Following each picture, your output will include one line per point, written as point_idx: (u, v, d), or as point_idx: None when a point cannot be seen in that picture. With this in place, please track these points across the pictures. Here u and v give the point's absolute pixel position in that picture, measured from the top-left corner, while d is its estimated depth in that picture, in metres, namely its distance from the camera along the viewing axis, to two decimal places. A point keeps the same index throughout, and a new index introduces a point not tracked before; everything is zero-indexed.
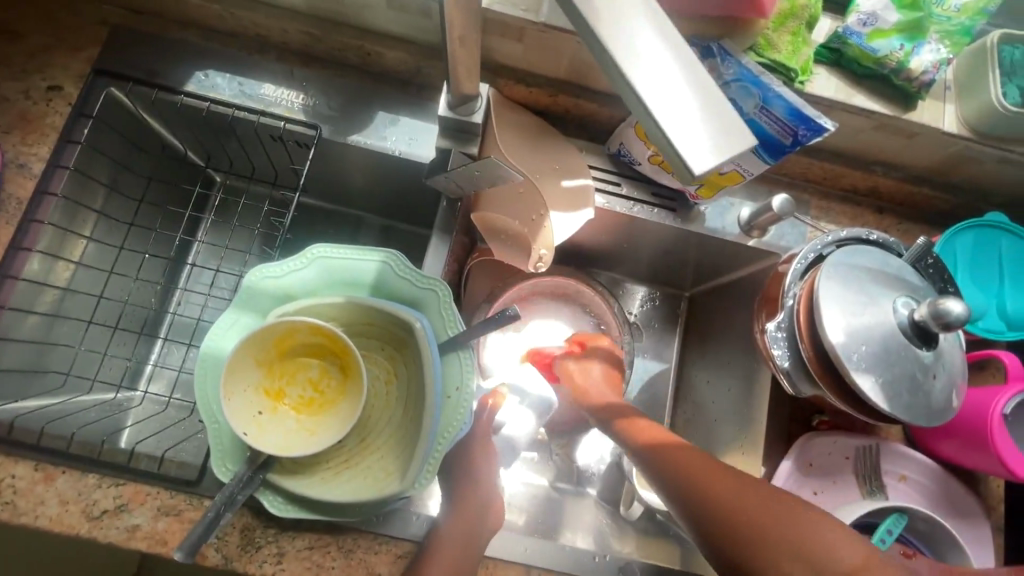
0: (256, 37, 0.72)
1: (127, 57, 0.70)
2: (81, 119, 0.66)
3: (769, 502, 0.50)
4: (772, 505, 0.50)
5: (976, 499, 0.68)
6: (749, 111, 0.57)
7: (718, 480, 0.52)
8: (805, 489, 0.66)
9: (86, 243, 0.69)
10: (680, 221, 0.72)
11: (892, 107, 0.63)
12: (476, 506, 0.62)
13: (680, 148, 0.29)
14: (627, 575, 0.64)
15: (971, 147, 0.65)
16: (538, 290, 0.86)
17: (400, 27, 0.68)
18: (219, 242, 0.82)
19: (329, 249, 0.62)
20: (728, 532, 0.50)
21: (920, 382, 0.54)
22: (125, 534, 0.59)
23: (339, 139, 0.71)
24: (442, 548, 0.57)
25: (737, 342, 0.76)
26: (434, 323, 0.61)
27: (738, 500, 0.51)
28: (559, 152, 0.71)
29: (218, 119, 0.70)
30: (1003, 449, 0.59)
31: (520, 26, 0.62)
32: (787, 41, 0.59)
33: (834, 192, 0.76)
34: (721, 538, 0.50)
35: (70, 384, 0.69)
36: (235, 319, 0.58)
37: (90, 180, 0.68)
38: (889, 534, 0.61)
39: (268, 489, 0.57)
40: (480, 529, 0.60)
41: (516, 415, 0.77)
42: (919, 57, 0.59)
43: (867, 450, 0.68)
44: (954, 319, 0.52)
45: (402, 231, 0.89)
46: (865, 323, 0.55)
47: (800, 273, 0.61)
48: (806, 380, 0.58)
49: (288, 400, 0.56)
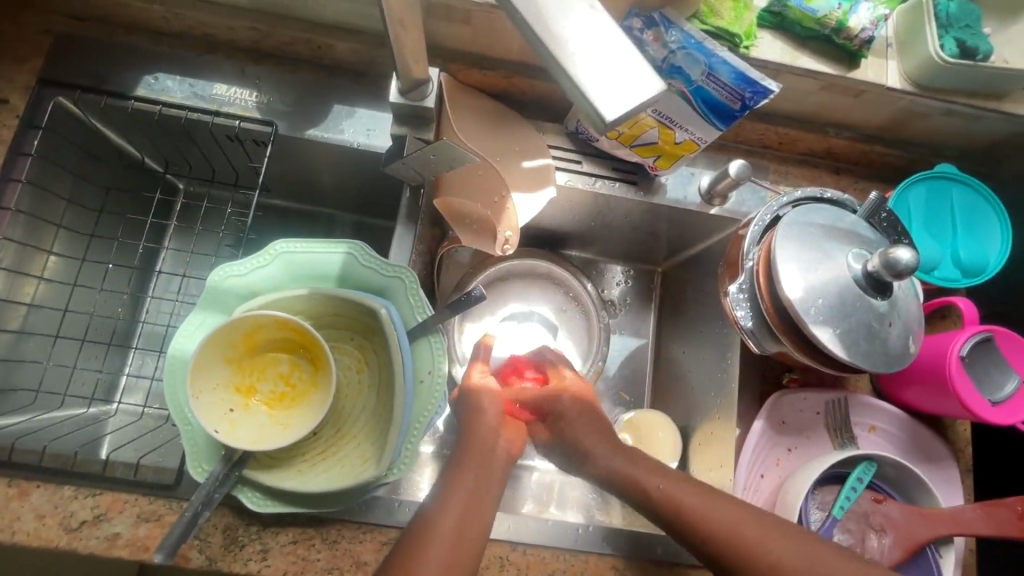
0: (205, 36, 0.72)
1: (73, 64, 0.69)
2: (31, 130, 0.65)
3: (737, 512, 0.53)
4: (745, 516, 0.53)
5: (941, 442, 0.70)
6: (696, 79, 0.58)
7: (689, 500, 0.54)
8: (779, 448, 0.69)
9: (49, 258, 0.68)
10: (643, 194, 0.73)
11: (836, 66, 0.64)
12: (487, 435, 0.58)
13: (592, 97, 0.29)
14: (611, 543, 0.65)
15: (915, 101, 0.67)
16: (511, 275, 0.87)
17: (348, 17, 0.68)
18: (185, 248, 0.82)
19: (292, 244, 0.62)
20: (715, 545, 0.52)
21: (876, 331, 0.56)
22: (106, 543, 0.58)
23: (296, 135, 0.71)
24: (434, 537, 0.49)
25: (706, 309, 0.77)
26: (402, 309, 0.62)
27: (717, 517, 0.53)
28: (518, 132, 0.71)
29: (173, 122, 0.70)
30: (961, 389, 0.61)
31: (465, 9, 0.62)
32: (729, 7, 0.61)
33: (791, 156, 0.78)
34: (706, 554, 0.53)
35: (41, 401, 0.68)
36: (202, 320, 0.58)
37: (50, 195, 0.68)
38: (860, 481, 0.63)
39: (246, 486, 0.57)
40: (493, 463, 0.56)
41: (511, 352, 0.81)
42: (856, 16, 0.61)
43: (836, 404, 0.70)
44: (904, 267, 0.53)
45: (371, 226, 0.89)
46: (821, 278, 0.56)
47: (758, 236, 0.62)
48: (769, 338, 0.59)
49: (259, 396, 0.57)
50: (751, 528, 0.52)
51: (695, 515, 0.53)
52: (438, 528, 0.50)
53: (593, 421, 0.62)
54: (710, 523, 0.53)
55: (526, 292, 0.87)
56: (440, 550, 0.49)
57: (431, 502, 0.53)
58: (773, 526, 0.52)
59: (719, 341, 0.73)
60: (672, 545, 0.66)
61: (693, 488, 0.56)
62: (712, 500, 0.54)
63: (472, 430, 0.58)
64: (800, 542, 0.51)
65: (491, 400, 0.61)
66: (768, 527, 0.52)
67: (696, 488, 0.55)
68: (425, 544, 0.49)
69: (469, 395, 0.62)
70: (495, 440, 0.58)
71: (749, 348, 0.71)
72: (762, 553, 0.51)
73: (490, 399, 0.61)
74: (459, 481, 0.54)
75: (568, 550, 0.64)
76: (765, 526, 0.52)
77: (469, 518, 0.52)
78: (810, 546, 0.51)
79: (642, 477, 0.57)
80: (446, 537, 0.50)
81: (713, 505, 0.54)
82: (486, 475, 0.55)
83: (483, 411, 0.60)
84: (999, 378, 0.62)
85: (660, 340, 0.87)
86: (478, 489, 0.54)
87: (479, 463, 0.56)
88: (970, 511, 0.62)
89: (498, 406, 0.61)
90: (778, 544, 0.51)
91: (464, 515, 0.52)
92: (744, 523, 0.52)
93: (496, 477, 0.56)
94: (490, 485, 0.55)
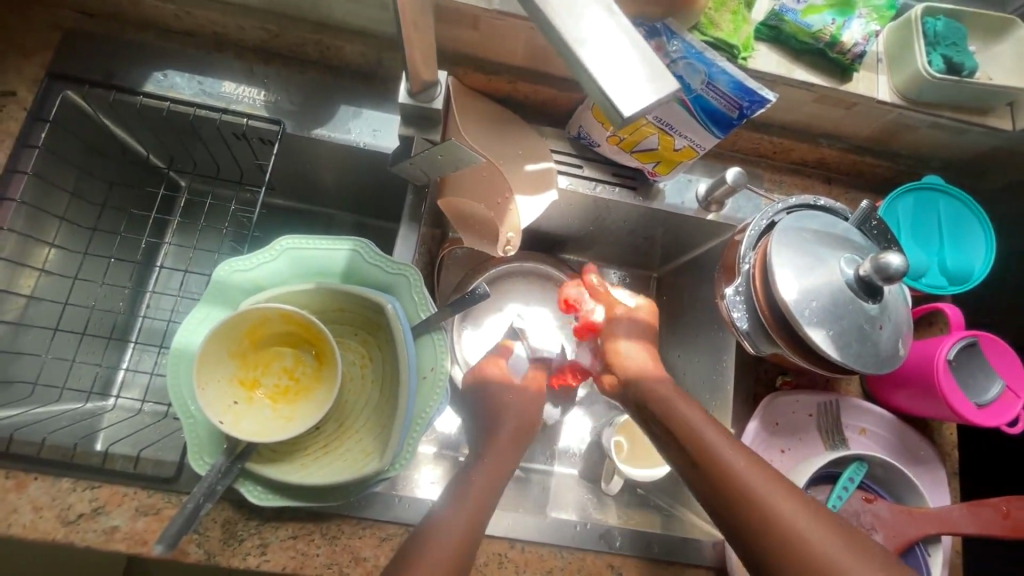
0: (214, 35, 0.73)
1: (83, 61, 0.69)
2: (38, 123, 0.66)
3: (775, 485, 0.51)
4: (785, 493, 0.50)
5: (929, 445, 0.72)
6: (696, 87, 0.59)
7: (735, 462, 0.53)
8: (772, 449, 0.70)
9: (50, 250, 0.68)
10: (641, 199, 0.75)
11: (829, 79, 0.67)
12: (506, 448, 0.61)
13: (608, 92, 0.31)
14: (608, 540, 0.66)
15: (903, 114, 0.69)
16: (510, 276, 0.88)
17: (358, 20, 0.70)
18: (187, 244, 0.82)
19: (297, 241, 0.62)
20: (742, 515, 0.50)
21: (868, 333, 0.58)
22: (103, 536, 0.58)
23: (303, 134, 0.72)
24: (432, 538, 0.50)
25: (701, 312, 0.79)
26: (407, 306, 0.62)
27: (768, 497, 0.50)
28: (521, 137, 0.73)
29: (180, 118, 0.70)
30: (949, 394, 0.63)
31: (474, 14, 0.64)
32: (728, 20, 0.63)
33: (785, 166, 0.80)
34: (732, 514, 0.51)
35: (38, 394, 0.67)
36: (204, 314, 0.58)
37: (53, 187, 0.68)
38: (851, 481, 0.65)
39: (248, 480, 0.57)
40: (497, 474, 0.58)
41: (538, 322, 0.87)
42: (849, 31, 0.63)
43: (828, 406, 0.71)
44: (894, 272, 0.55)
45: (373, 226, 0.90)
46: (815, 282, 0.58)
47: (753, 240, 0.64)
48: (764, 339, 0.61)
49: (263, 389, 0.57)
50: (804, 516, 0.48)
51: (739, 481, 0.52)
52: (438, 537, 0.51)
53: (633, 400, 0.64)
54: (754, 495, 0.50)
55: (526, 292, 0.89)
56: (440, 551, 0.50)
57: (441, 508, 0.54)
58: (794, 493, 0.51)
59: (715, 346, 0.75)
60: (667, 543, 0.67)
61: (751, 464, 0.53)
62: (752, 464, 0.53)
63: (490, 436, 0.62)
64: (839, 541, 0.47)
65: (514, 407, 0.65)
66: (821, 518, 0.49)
67: (754, 466, 0.53)
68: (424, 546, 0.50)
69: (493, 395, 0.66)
70: (515, 452, 0.62)
71: (744, 351, 0.73)
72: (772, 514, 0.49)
73: (517, 404, 0.65)
74: (466, 493, 0.55)
75: (565, 548, 0.65)
76: (794, 495, 0.50)
77: (472, 522, 0.53)
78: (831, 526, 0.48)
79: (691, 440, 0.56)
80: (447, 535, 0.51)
81: (764, 483, 0.51)
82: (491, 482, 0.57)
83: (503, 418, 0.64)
84: (984, 381, 0.64)
85: (655, 344, 0.89)
86: (486, 491, 0.56)
87: (490, 471, 0.58)
88: (956, 510, 0.64)
89: (520, 419, 0.64)
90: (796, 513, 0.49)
91: (471, 514, 0.53)
92: (783, 503, 0.49)
93: (497, 482, 0.58)
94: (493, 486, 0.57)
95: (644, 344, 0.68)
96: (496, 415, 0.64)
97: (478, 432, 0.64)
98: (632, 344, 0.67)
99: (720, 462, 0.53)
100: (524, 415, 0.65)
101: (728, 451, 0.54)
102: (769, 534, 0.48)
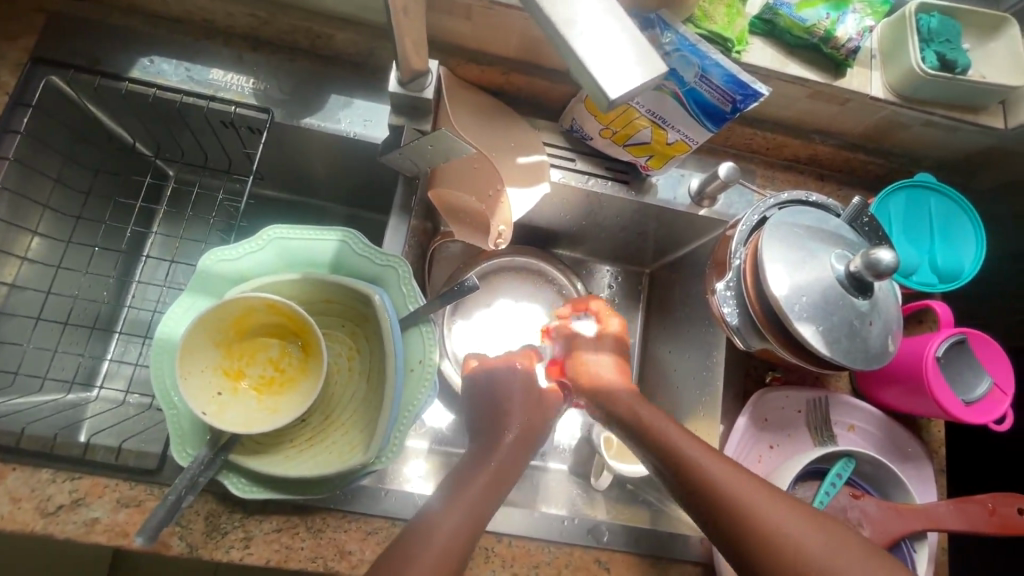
0: (203, 22, 0.72)
1: (69, 46, 0.68)
2: (19, 108, 0.64)
3: (757, 488, 0.51)
4: (764, 495, 0.50)
5: (917, 442, 0.72)
6: (689, 80, 0.59)
7: (715, 471, 0.52)
8: (761, 444, 0.70)
9: (32, 238, 0.67)
10: (634, 193, 0.74)
11: (823, 73, 0.66)
12: (509, 452, 0.59)
13: (596, 76, 0.30)
14: (596, 535, 0.66)
15: (897, 111, 0.69)
16: (502, 270, 0.88)
17: (349, 8, 0.69)
18: (173, 233, 0.81)
19: (287, 231, 0.61)
20: (725, 522, 0.50)
21: (857, 328, 0.58)
22: (84, 528, 0.57)
23: (292, 123, 0.71)
24: (429, 543, 0.49)
25: (692, 308, 0.79)
26: (395, 298, 0.62)
27: (748, 499, 0.50)
28: (514, 129, 0.72)
29: (167, 106, 0.69)
30: (937, 390, 0.63)
31: (467, 4, 0.63)
32: (722, 13, 0.63)
33: (778, 162, 0.80)
34: (711, 517, 0.51)
35: (19, 384, 0.66)
36: (189, 303, 0.57)
37: (35, 173, 0.66)
38: (839, 477, 0.65)
39: (231, 472, 0.56)
40: (506, 473, 0.58)
41: (525, 312, 0.87)
42: (843, 26, 0.63)
43: (817, 402, 0.71)
44: (885, 268, 0.55)
45: (366, 219, 0.89)
46: (806, 277, 0.58)
47: (745, 236, 0.63)
48: (754, 334, 0.61)
49: (248, 380, 0.56)
50: (783, 517, 0.49)
51: (715, 487, 0.52)
52: (438, 530, 0.50)
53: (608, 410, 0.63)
54: (734, 499, 0.50)
55: (518, 287, 0.88)
56: (434, 555, 0.48)
57: (436, 506, 0.53)
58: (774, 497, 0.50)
59: (704, 341, 0.74)
60: (655, 539, 0.67)
61: (727, 469, 0.53)
62: (733, 470, 0.53)
63: (492, 440, 0.61)
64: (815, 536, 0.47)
65: (520, 410, 0.63)
66: (802, 515, 0.49)
67: (733, 469, 0.53)
68: (423, 546, 0.49)
69: (492, 389, 0.66)
70: (520, 457, 0.60)
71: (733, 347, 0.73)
72: (752, 516, 0.49)
73: (517, 401, 0.64)
74: (464, 492, 0.54)
75: (553, 543, 0.65)
76: (776, 497, 0.50)
77: (475, 524, 0.52)
78: (811, 523, 0.48)
79: (671, 443, 0.56)
80: (446, 532, 0.50)
81: (745, 487, 0.51)
82: (499, 477, 0.57)
83: (507, 423, 0.62)
84: (973, 379, 0.64)
85: (646, 340, 0.89)
86: (486, 494, 0.55)
87: (492, 475, 0.57)
88: (943, 506, 0.64)
89: (528, 424, 0.63)
90: (775, 513, 0.49)
91: (467, 509, 0.53)
92: (763, 506, 0.49)
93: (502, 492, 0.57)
94: (501, 484, 0.57)
95: (619, 359, 0.69)
96: (498, 420, 0.63)
97: (482, 428, 0.63)
98: (598, 360, 0.69)
99: (697, 470, 0.53)
100: (532, 420, 0.63)
101: (705, 459, 0.54)
102: (744, 533, 0.49)
